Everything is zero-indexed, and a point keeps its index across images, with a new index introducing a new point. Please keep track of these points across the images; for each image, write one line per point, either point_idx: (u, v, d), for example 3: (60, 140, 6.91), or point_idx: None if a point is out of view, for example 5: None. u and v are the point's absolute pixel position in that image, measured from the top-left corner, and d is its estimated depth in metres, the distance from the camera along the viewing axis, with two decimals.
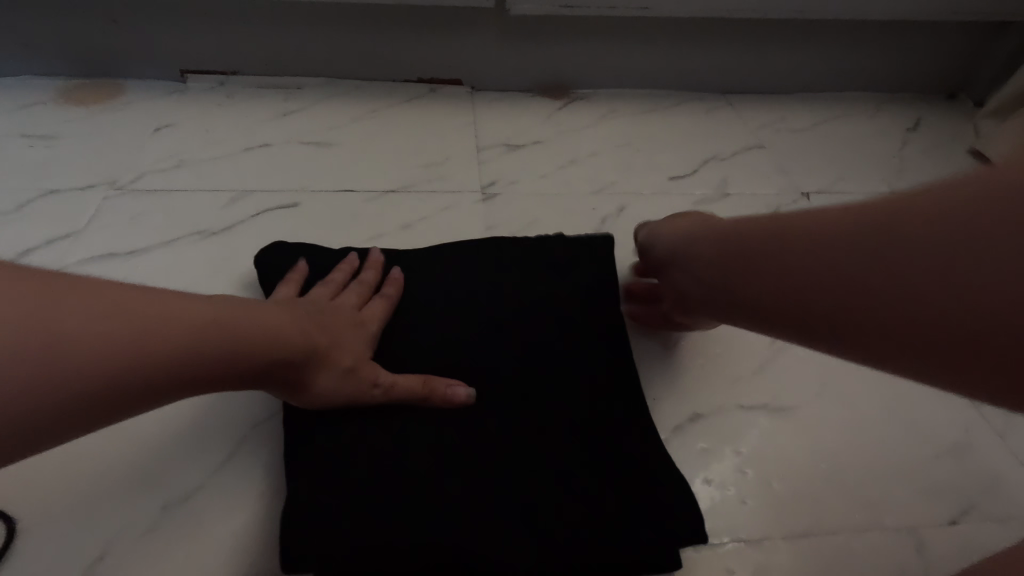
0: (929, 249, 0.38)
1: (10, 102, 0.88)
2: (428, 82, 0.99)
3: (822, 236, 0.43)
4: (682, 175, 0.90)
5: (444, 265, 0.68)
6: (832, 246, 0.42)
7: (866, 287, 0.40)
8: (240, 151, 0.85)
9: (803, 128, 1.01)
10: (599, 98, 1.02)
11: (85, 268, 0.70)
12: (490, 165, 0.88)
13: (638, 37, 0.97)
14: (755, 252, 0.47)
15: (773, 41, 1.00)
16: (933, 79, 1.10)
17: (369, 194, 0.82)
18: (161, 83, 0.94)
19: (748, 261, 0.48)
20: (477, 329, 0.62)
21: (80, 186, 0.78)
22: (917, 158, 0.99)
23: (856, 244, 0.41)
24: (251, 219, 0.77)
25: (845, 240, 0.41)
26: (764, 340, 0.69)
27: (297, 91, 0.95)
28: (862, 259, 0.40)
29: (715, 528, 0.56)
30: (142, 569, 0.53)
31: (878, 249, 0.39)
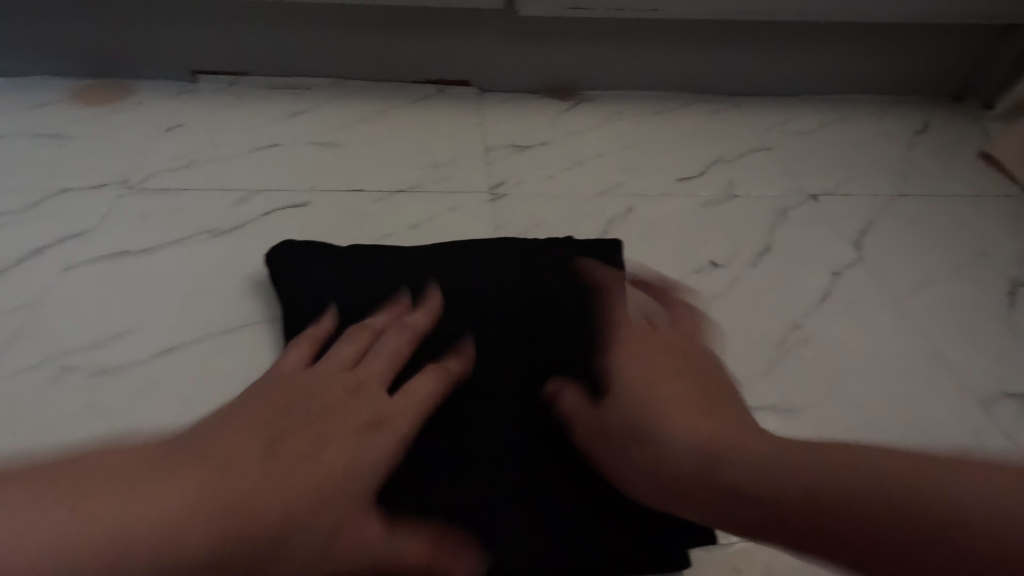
0: (882, 505, 0.37)
1: (23, 102, 0.89)
2: (435, 83, 0.99)
3: (758, 482, 0.42)
4: (689, 176, 0.90)
5: (443, 265, 0.67)
6: (768, 490, 0.42)
7: (800, 525, 0.40)
8: (249, 151, 0.86)
9: (810, 130, 1.01)
10: (606, 99, 1.02)
11: (97, 266, 0.71)
12: (497, 166, 0.88)
13: (645, 39, 0.97)
14: (705, 460, 0.46)
15: (780, 43, 1.00)
16: (940, 82, 1.09)
17: (377, 194, 0.83)
18: (171, 83, 0.95)
19: (689, 476, 0.46)
20: (477, 330, 0.62)
21: (92, 185, 0.79)
22: (925, 160, 0.99)
23: (796, 485, 0.41)
24: (261, 218, 0.78)
25: (780, 497, 0.41)
26: (770, 342, 0.69)
27: (306, 92, 0.96)
28: (794, 500, 0.40)
29: (723, 527, 0.56)
30: None
31: (824, 518, 0.39)
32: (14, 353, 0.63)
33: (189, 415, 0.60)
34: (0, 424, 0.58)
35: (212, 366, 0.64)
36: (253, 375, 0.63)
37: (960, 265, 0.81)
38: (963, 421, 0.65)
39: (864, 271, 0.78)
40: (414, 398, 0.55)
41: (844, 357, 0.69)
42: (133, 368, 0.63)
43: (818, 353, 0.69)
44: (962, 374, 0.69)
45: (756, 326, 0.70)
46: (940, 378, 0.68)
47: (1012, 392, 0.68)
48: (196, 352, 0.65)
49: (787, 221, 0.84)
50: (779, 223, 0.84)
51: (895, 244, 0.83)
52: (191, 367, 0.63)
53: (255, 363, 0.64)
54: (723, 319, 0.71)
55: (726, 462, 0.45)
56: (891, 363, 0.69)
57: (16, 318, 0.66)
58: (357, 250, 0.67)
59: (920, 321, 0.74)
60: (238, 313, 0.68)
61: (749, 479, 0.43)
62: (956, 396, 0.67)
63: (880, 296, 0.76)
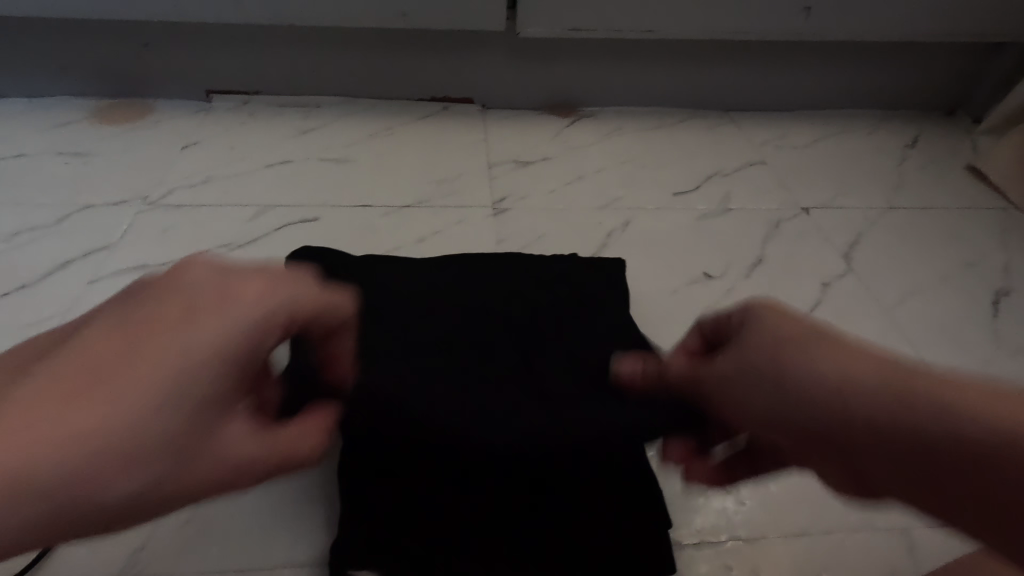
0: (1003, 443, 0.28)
1: (47, 121, 0.93)
2: (441, 101, 1.03)
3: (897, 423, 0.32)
4: (686, 190, 0.93)
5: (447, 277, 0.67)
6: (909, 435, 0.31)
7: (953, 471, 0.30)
8: (263, 168, 0.89)
9: (803, 145, 1.05)
10: (606, 115, 1.06)
11: (121, 278, 0.74)
12: (501, 181, 0.92)
13: (643, 58, 1.01)
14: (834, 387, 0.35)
15: (773, 61, 1.04)
16: (930, 97, 1.13)
17: (386, 208, 0.86)
18: (188, 102, 0.99)
19: (803, 407, 0.36)
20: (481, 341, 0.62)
21: (114, 201, 0.83)
22: (915, 173, 1.02)
23: (961, 422, 0.30)
24: (275, 232, 0.81)
25: (942, 439, 0.30)
26: None
27: (316, 110, 1.00)
28: (956, 444, 0.30)
29: (714, 527, 0.59)
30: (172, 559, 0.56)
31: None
32: None
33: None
34: None
35: None
36: None
37: (947, 275, 0.84)
38: None
39: (854, 282, 0.81)
40: (229, 309, 0.35)
41: None
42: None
43: None
44: None
45: None
46: None
47: None
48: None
49: (779, 233, 0.87)
50: (773, 235, 0.87)
51: (884, 255, 0.86)
52: None
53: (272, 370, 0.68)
54: None
55: (837, 398, 0.34)
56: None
57: (46, 329, 0.69)
58: (368, 259, 0.70)
59: (906, 329, 0.77)
60: None
61: (934, 422, 0.30)
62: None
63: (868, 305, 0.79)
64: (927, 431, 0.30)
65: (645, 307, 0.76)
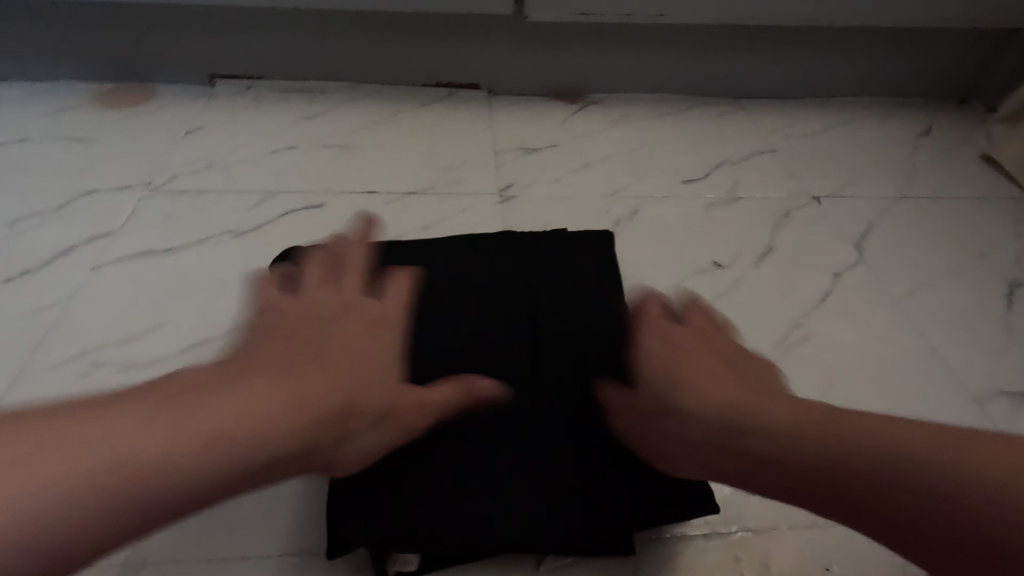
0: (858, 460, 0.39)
1: (48, 106, 0.92)
2: (446, 87, 1.02)
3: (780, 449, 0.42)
4: (695, 178, 0.92)
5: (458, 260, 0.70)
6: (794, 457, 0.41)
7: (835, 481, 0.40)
8: (267, 154, 0.88)
9: (814, 133, 1.03)
10: (613, 102, 1.04)
11: (125, 265, 0.74)
12: (507, 168, 0.90)
13: (652, 43, 0.99)
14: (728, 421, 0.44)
15: (785, 47, 1.02)
16: (944, 84, 1.11)
17: (391, 195, 0.85)
18: (190, 88, 0.97)
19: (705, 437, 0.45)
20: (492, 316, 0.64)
21: (116, 187, 0.82)
22: (927, 162, 1.00)
23: (822, 443, 0.41)
24: (279, 219, 0.81)
25: (816, 463, 0.41)
26: (772, 340, 0.71)
27: (320, 95, 0.98)
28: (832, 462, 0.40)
29: (723, 517, 0.59)
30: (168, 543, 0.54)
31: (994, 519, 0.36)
32: (49, 348, 0.66)
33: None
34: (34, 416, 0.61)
35: None
36: None
37: (959, 266, 0.83)
38: (960, 417, 0.67)
39: (865, 272, 0.80)
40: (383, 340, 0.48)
41: (843, 355, 0.71)
42: (162, 363, 0.66)
43: (818, 350, 0.71)
44: (959, 373, 0.71)
45: (758, 325, 0.73)
46: (938, 377, 0.70)
47: (1007, 390, 0.70)
48: (221, 347, 0.67)
49: (789, 222, 0.86)
50: (782, 224, 0.86)
51: (896, 245, 0.85)
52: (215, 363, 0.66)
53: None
54: (726, 318, 0.73)
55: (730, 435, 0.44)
56: (889, 360, 0.71)
57: (49, 314, 0.69)
58: (372, 247, 0.70)
59: (918, 320, 0.76)
60: None
61: (804, 453, 0.41)
62: (952, 393, 0.69)
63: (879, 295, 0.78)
64: (805, 452, 0.41)
65: None
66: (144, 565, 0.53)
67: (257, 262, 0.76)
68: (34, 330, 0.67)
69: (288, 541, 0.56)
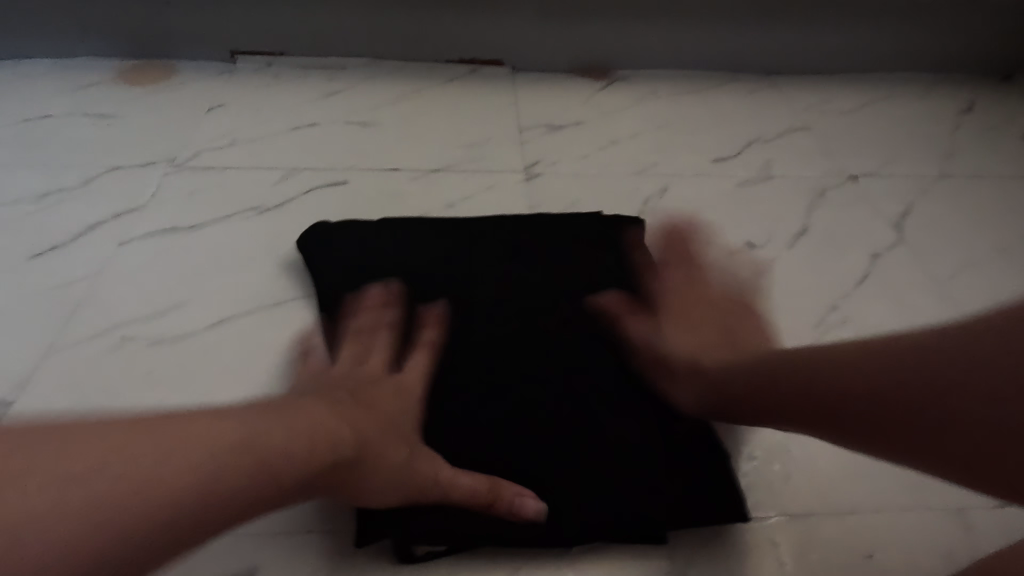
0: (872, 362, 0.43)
1: (71, 83, 0.92)
2: (469, 63, 0.99)
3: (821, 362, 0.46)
4: (726, 156, 0.89)
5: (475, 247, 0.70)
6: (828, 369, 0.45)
7: (825, 394, 0.45)
8: (289, 131, 0.87)
9: (850, 110, 0.99)
10: (640, 79, 1.01)
11: (150, 241, 0.74)
12: (532, 146, 0.88)
13: (682, 17, 0.96)
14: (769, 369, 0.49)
15: (821, 19, 0.98)
16: (988, 59, 1.06)
17: (414, 173, 0.84)
18: (211, 64, 0.96)
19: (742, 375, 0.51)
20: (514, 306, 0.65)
21: (140, 164, 0.82)
22: (970, 140, 0.96)
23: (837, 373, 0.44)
24: (302, 196, 0.80)
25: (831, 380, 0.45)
26: (808, 322, 0.69)
27: (341, 72, 0.97)
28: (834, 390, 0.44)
29: (758, 502, 0.57)
30: None
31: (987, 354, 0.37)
32: (78, 321, 0.66)
33: (245, 388, 0.62)
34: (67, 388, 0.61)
35: (261, 337, 0.66)
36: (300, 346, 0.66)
37: (1004, 248, 0.80)
38: None
39: (904, 253, 0.77)
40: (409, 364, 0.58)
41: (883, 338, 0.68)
42: (190, 338, 0.66)
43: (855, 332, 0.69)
44: None
45: (794, 306, 0.70)
46: None
47: None
48: (246, 323, 0.67)
49: (825, 202, 0.83)
50: (818, 204, 0.83)
51: (937, 226, 0.81)
52: (243, 337, 0.66)
53: (304, 334, 0.66)
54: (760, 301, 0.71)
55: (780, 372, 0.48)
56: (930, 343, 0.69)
57: (78, 288, 0.69)
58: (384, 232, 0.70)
59: (962, 303, 0.73)
60: (284, 286, 0.70)
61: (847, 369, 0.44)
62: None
63: (920, 277, 0.75)
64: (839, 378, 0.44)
65: None
66: None
67: (282, 238, 0.75)
68: (62, 304, 0.67)
69: (318, 518, 0.55)
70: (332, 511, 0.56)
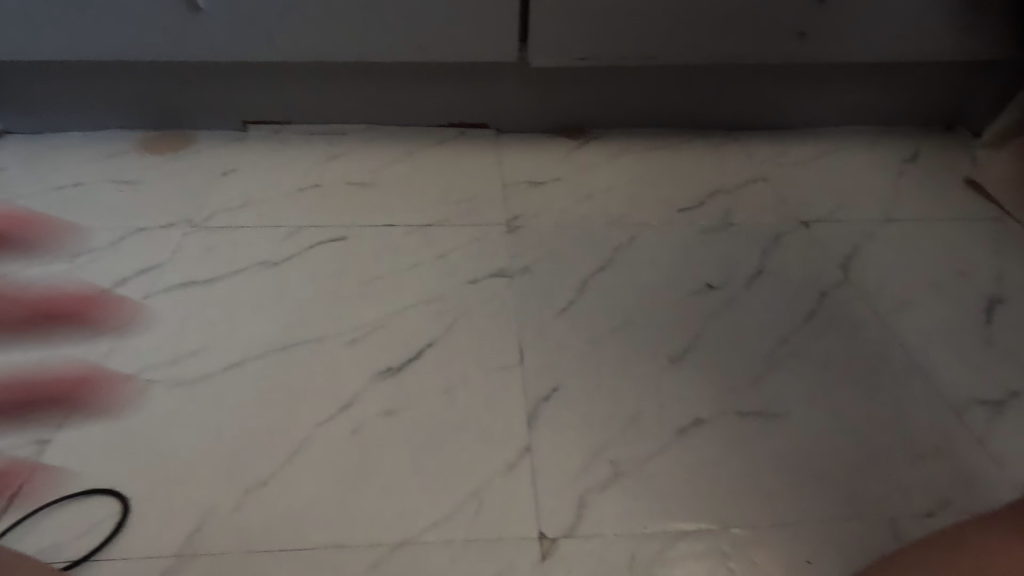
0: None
1: (101, 153, 1.03)
2: (458, 126, 1.11)
3: None
4: (690, 206, 0.96)
5: None
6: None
7: None
8: (294, 192, 0.96)
9: (804, 161, 1.08)
10: (614, 137, 1.11)
11: (169, 295, 0.79)
12: (514, 200, 0.96)
13: (647, 83, 1.07)
14: None
15: (771, 80, 1.08)
16: (929, 114, 1.16)
17: (407, 227, 0.90)
18: (224, 133, 1.08)
19: None
20: None
21: (161, 225, 0.90)
22: (914, 187, 1.04)
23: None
24: (307, 250, 0.85)
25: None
26: (760, 354, 0.74)
27: (341, 137, 1.08)
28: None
29: (706, 514, 0.59)
30: (235, 549, 0.56)
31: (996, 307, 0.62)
32: (110, 359, 0.71)
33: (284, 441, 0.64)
34: (121, 447, 0.63)
35: (291, 382, 0.69)
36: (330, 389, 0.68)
37: (946, 284, 0.85)
38: (936, 425, 0.68)
39: (852, 290, 0.83)
40: None
41: (828, 366, 0.73)
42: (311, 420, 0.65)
43: (803, 364, 0.73)
44: (937, 382, 0.72)
45: (747, 339, 0.75)
46: (915, 389, 0.71)
47: (984, 399, 0.71)
48: (288, 358, 0.71)
49: (780, 245, 0.90)
50: (773, 246, 0.90)
51: (882, 267, 0.87)
52: (275, 384, 0.69)
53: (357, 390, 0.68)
54: (716, 338, 0.75)
55: None
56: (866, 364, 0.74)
57: (108, 338, 0.73)
58: None
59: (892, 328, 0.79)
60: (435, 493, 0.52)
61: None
62: (925, 396, 0.71)
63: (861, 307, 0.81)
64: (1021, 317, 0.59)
65: (642, 315, 0.78)
66: (197, 555, 0.56)
67: (284, 277, 0.81)
68: (94, 351, 0.72)
69: (327, 539, 0.57)
70: (348, 542, 0.57)
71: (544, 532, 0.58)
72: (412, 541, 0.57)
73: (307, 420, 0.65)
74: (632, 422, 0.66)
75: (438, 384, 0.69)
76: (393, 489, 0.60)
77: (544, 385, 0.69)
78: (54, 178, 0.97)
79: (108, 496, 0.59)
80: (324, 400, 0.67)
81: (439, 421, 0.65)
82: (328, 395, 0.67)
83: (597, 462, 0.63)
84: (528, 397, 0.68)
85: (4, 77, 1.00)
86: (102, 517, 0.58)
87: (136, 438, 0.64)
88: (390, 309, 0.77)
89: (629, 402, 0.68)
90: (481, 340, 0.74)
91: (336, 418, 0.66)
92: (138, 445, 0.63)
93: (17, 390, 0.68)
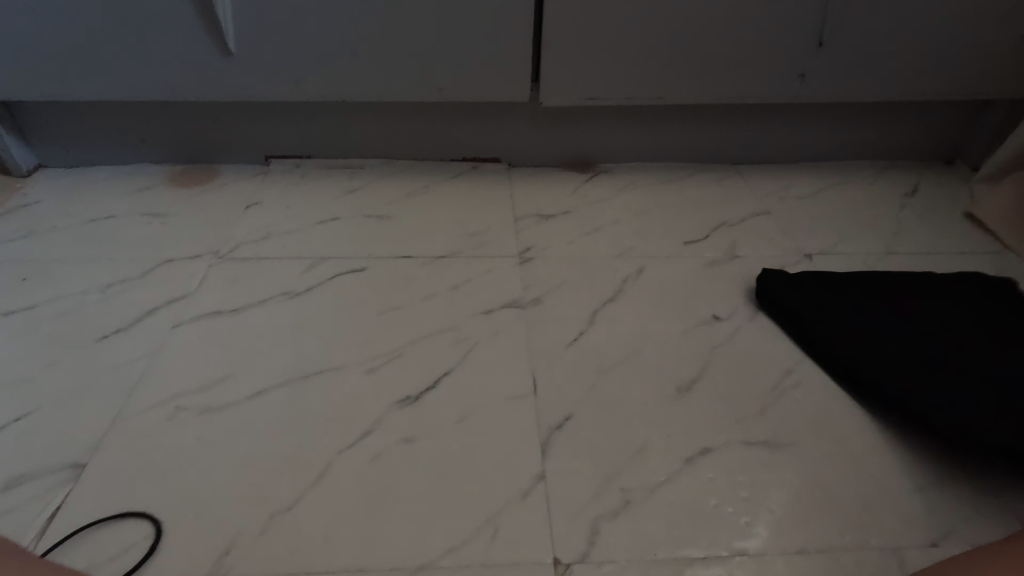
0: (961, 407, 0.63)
1: (131, 186, 1.08)
2: (471, 161, 1.15)
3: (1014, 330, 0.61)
4: (696, 239, 1.00)
5: None
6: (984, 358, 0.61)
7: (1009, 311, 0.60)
8: (315, 225, 1.00)
9: (807, 195, 1.12)
10: (621, 171, 1.15)
11: (198, 324, 0.82)
12: (525, 233, 0.99)
13: (653, 120, 1.12)
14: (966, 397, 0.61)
15: (773, 117, 1.13)
16: (927, 149, 1.20)
17: (423, 259, 0.94)
18: (248, 167, 1.13)
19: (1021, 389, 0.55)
20: None
21: (189, 256, 0.94)
22: (915, 221, 1.06)
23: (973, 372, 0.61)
24: (327, 281, 0.89)
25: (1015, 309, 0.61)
26: (765, 385, 0.76)
27: (360, 170, 1.13)
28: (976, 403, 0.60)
29: (714, 542, 0.61)
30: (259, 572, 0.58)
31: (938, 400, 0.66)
32: (141, 387, 0.74)
33: (306, 467, 0.66)
34: (153, 471, 0.66)
35: (313, 410, 0.71)
36: (350, 417, 0.71)
37: None
38: (938, 455, 0.70)
39: None
40: None
41: (831, 396, 0.75)
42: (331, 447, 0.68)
43: (807, 394, 0.75)
44: None
45: (753, 370, 0.78)
46: None
47: None
48: (309, 386, 0.74)
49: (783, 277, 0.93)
50: None
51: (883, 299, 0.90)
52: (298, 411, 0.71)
53: (376, 418, 0.71)
54: (723, 368, 0.78)
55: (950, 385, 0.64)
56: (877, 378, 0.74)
57: (139, 366, 0.77)
58: None
59: None
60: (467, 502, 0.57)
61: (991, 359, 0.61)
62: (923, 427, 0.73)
63: None
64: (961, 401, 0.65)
65: (650, 346, 0.80)
66: None
67: (305, 306, 0.85)
68: (126, 378, 0.75)
69: (347, 564, 0.59)
70: (368, 568, 0.59)
71: (558, 557, 0.60)
72: (430, 566, 0.59)
73: (328, 446, 0.68)
74: (642, 451, 0.68)
75: (454, 412, 0.71)
76: (412, 514, 0.63)
77: (557, 414, 0.72)
78: (88, 211, 1.02)
79: (140, 521, 0.62)
80: (344, 426, 0.70)
81: (455, 448, 0.68)
82: (348, 422, 0.70)
83: (607, 490, 0.65)
84: (541, 425, 0.70)
85: (43, 116, 1.06)
86: (134, 540, 0.61)
87: (167, 463, 0.66)
88: (408, 338, 0.80)
89: (639, 431, 0.70)
90: (496, 369, 0.76)
91: (356, 445, 0.68)
92: (169, 470, 0.66)
93: (54, 416, 0.71)
